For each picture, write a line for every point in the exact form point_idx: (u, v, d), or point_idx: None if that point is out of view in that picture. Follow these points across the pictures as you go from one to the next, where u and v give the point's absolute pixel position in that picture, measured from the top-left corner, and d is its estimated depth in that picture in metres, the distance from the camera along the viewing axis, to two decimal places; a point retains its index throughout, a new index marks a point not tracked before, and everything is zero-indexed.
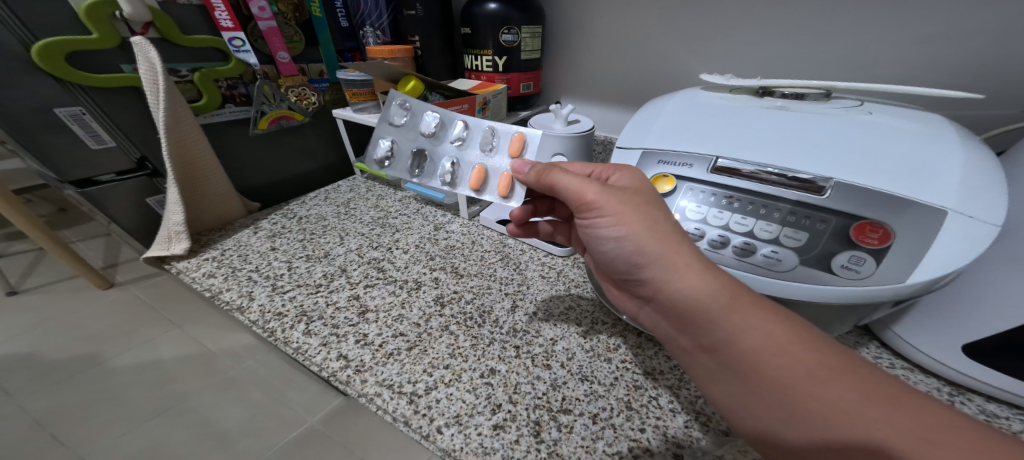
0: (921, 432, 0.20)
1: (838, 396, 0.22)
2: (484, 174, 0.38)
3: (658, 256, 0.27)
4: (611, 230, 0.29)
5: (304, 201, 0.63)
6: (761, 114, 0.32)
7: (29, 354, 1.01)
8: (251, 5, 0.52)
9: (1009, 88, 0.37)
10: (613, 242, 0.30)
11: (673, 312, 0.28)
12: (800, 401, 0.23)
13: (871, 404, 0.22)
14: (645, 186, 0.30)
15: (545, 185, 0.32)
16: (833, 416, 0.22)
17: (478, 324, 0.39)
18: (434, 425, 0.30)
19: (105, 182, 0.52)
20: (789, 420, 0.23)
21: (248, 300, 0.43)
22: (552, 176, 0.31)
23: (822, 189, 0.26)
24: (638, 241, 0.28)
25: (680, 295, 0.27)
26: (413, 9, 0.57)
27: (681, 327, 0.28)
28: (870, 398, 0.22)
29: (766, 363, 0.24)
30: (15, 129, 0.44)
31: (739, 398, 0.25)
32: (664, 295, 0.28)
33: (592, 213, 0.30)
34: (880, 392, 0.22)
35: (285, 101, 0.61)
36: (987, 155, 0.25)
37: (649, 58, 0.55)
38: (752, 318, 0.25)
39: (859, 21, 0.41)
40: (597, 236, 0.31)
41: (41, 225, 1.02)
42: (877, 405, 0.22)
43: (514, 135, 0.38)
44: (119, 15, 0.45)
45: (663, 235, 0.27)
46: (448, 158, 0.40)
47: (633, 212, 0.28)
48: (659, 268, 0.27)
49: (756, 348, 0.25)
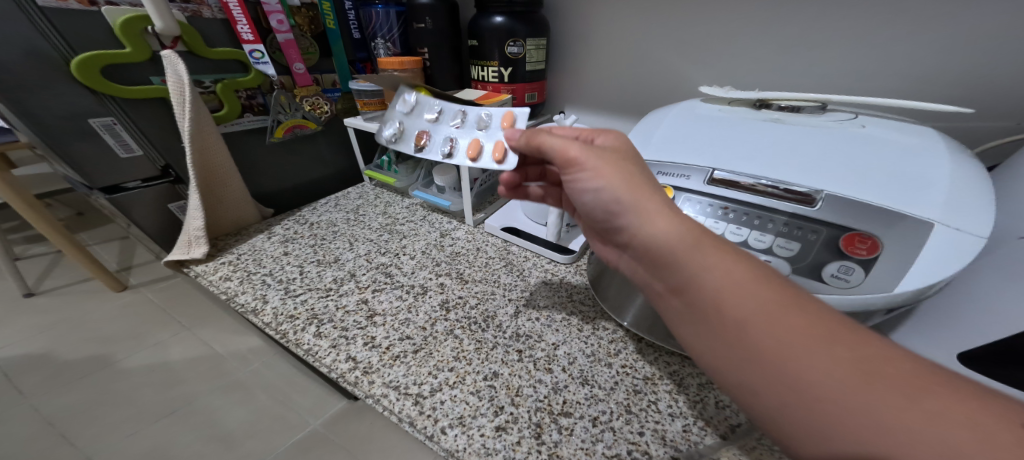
0: (879, 376, 0.19)
1: (801, 341, 0.21)
2: (480, 146, 0.39)
3: (629, 203, 0.27)
4: (588, 183, 0.30)
5: (315, 208, 0.65)
6: (755, 128, 0.33)
7: (43, 355, 1.04)
8: (270, 18, 0.54)
9: (1004, 100, 0.38)
10: (591, 194, 0.30)
11: (646, 258, 0.28)
12: (762, 344, 0.22)
13: (832, 346, 0.21)
14: (626, 147, 0.31)
15: (533, 147, 0.34)
16: (793, 359, 0.21)
17: (482, 329, 0.40)
18: (438, 426, 0.31)
19: (132, 188, 0.54)
20: (748, 362, 0.23)
21: (262, 303, 0.44)
22: (538, 138, 0.33)
23: (813, 201, 0.27)
24: (613, 191, 0.28)
25: (651, 239, 0.26)
26: (423, 22, 0.59)
27: (653, 272, 0.27)
28: (833, 340, 0.21)
29: (732, 303, 0.23)
30: (48, 137, 0.46)
31: (704, 339, 0.25)
32: (636, 243, 0.28)
33: (573, 170, 0.31)
34: (844, 337, 0.21)
35: (299, 111, 0.63)
36: (978, 171, 0.26)
37: (651, 70, 0.56)
38: (719, 261, 0.24)
39: (854, 34, 0.42)
40: (577, 189, 0.31)
41: (57, 227, 1.07)
42: (839, 348, 0.21)
43: (505, 112, 0.40)
44: (150, 30, 0.47)
45: (637, 186, 0.27)
46: (447, 136, 0.42)
47: (610, 165, 0.29)
48: (632, 215, 0.27)
49: (721, 288, 0.24)
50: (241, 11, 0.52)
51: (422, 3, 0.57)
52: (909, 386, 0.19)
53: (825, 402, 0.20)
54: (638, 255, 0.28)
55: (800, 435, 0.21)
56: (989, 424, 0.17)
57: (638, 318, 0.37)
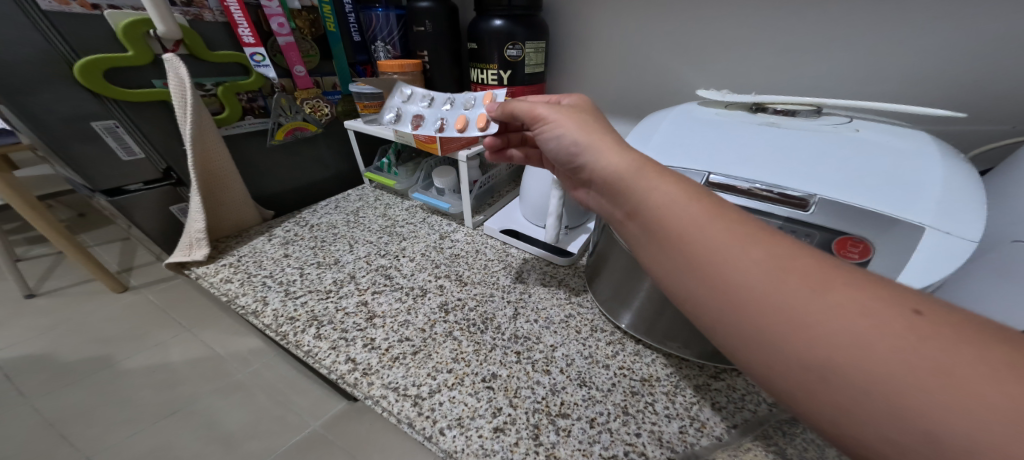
0: (797, 274, 0.18)
1: (724, 246, 0.20)
2: (467, 120, 0.43)
3: (584, 143, 0.28)
4: (550, 131, 0.31)
5: (316, 210, 0.66)
6: (751, 132, 0.34)
7: (44, 356, 1.04)
8: (271, 22, 0.55)
9: (998, 103, 0.38)
10: (554, 141, 0.31)
11: (600, 189, 0.28)
12: (689, 252, 0.21)
13: (756, 248, 0.19)
14: (586, 106, 0.33)
15: (506, 114, 0.36)
16: (715, 262, 0.20)
17: (480, 331, 0.41)
18: (436, 427, 0.32)
19: (134, 191, 0.55)
20: (684, 274, 0.21)
21: (263, 305, 0.45)
22: (510, 105, 0.35)
23: (807, 206, 0.27)
24: (571, 136, 0.29)
25: (600, 172, 0.27)
26: (423, 26, 0.59)
27: (614, 207, 0.26)
28: (757, 242, 0.19)
29: (677, 219, 0.21)
30: (50, 139, 0.46)
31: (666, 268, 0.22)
32: (592, 179, 0.28)
33: (540, 127, 0.32)
34: (795, 251, 0.19)
35: (299, 113, 0.64)
36: (970, 174, 0.27)
37: (649, 72, 0.56)
38: (655, 178, 0.23)
39: (851, 38, 0.42)
40: (544, 141, 0.33)
41: (58, 228, 1.08)
42: (789, 261, 0.19)
43: (486, 94, 0.44)
44: (152, 33, 0.48)
45: (594, 129, 0.29)
46: (439, 115, 0.46)
47: (568, 114, 0.30)
48: (588, 153, 0.28)
49: (653, 202, 0.23)
50: (242, 14, 0.52)
51: (422, 6, 0.58)
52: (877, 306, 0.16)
53: (743, 303, 0.19)
54: (596, 191, 0.29)
55: (724, 340, 0.20)
56: (902, 317, 0.16)
57: (635, 320, 0.37)
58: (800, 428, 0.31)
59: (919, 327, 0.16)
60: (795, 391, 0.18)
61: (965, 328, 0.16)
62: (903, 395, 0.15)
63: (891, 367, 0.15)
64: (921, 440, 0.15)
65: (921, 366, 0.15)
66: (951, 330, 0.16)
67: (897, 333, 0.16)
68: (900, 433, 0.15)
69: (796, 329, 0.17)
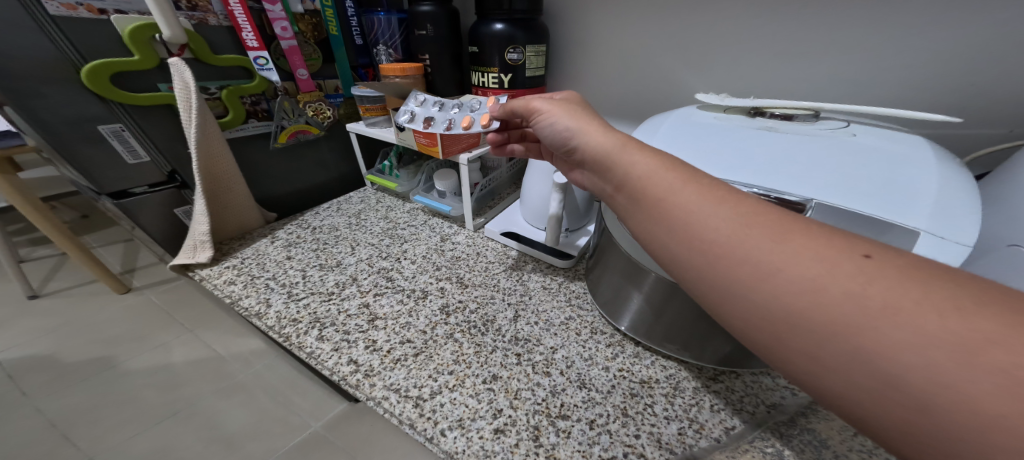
0: (766, 231, 0.19)
1: (696, 208, 0.21)
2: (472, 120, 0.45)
3: (572, 128, 0.29)
4: (544, 120, 0.32)
5: (318, 212, 0.66)
6: (748, 136, 0.34)
7: (47, 356, 1.05)
8: (274, 25, 0.55)
9: (995, 106, 0.38)
10: (547, 127, 0.32)
11: (589, 170, 0.29)
12: (665, 217, 0.22)
13: (724, 208, 0.20)
14: (576, 97, 0.34)
15: (506, 110, 0.37)
16: (696, 229, 0.20)
17: (481, 332, 0.41)
18: (438, 428, 0.32)
19: (138, 193, 0.55)
20: (673, 244, 0.22)
21: (265, 307, 0.45)
22: (509, 102, 0.37)
23: (805, 210, 0.28)
24: (562, 121, 0.30)
25: (588, 151, 0.28)
26: (424, 29, 0.60)
27: (604, 184, 0.27)
28: (724, 203, 0.20)
29: (655, 189, 0.22)
30: (57, 142, 0.47)
31: (655, 237, 0.23)
32: (582, 161, 0.29)
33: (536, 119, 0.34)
34: (769, 214, 0.20)
35: (302, 116, 0.64)
36: (965, 180, 0.27)
37: (649, 75, 0.57)
38: (635, 151, 0.25)
39: (849, 43, 0.42)
40: (538, 129, 0.33)
41: (62, 229, 1.08)
42: (765, 223, 0.19)
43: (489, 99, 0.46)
44: (157, 38, 0.48)
45: (582, 114, 0.30)
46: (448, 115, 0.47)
47: (559, 105, 0.32)
48: (578, 135, 0.29)
49: (633, 174, 0.24)
50: (246, 18, 0.53)
51: (424, 11, 0.58)
52: (844, 258, 0.17)
53: (727, 266, 0.19)
54: (587, 174, 0.30)
55: (700, 297, 0.21)
56: (853, 262, 0.17)
57: (635, 323, 0.37)
58: (798, 429, 0.31)
59: (868, 269, 0.17)
60: (764, 339, 0.19)
61: (914, 269, 0.17)
62: (855, 334, 0.16)
63: (845, 309, 0.16)
64: (874, 374, 0.16)
65: (869, 306, 0.16)
66: (898, 271, 0.16)
67: (849, 277, 0.17)
68: (855, 370, 0.16)
69: (759, 280, 0.18)
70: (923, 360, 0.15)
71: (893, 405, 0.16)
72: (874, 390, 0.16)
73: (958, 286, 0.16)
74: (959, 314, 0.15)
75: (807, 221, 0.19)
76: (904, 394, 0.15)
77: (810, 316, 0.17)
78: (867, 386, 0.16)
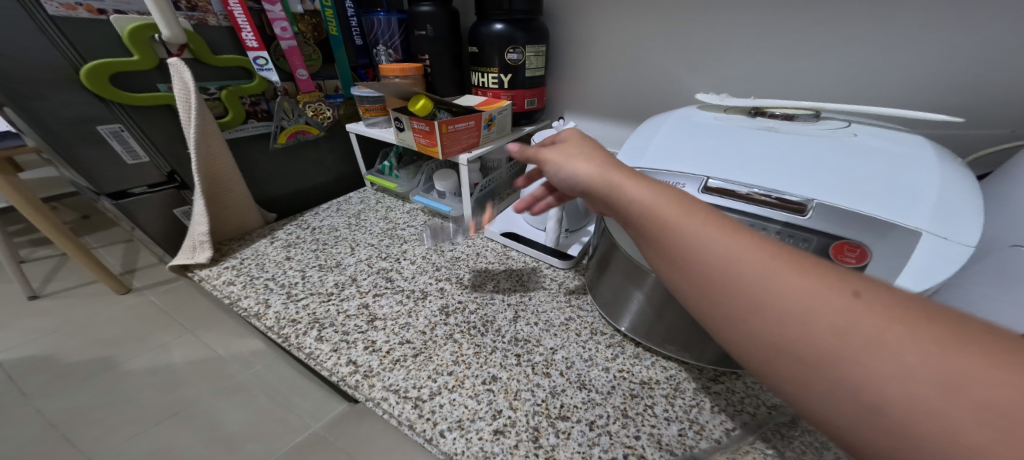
0: (763, 264, 0.18)
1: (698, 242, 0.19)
2: None
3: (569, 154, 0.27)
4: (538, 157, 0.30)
5: (317, 212, 0.66)
6: (749, 136, 0.34)
7: (47, 357, 1.05)
8: (274, 26, 0.55)
9: (996, 108, 0.38)
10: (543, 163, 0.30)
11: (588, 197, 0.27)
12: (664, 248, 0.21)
13: (725, 241, 0.19)
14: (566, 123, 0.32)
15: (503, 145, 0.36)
16: (692, 260, 0.20)
17: (481, 333, 0.41)
18: (437, 429, 0.32)
19: (138, 194, 0.55)
20: (670, 272, 0.21)
21: (265, 307, 0.45)
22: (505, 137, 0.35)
23: (805, 210, 0.28)
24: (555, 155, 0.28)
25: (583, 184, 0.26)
26: (424, 29, 0.60)
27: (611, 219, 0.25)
28: (723, 235, 0.19)
29: (655, 222, 0.21)
30: (57, 143, 0.47)
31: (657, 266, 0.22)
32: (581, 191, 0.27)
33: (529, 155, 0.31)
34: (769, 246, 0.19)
35: (302, 117, 0.64)
36: (967, 181, 0.27)
37: (649, 76, 0.57)
38: (634, 182, 0.23)
39: (849, 43, 0.42)
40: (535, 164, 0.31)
41: (62, 228, 1.08)
42: (765, 257, 0.18)
43: None
44: (157, 38, 0.48)
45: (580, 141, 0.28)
46: None
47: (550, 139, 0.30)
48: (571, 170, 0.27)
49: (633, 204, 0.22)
50: (246, 18, 0.53)
51: (423, 11, 0.58)
52: (841, 295, 0.16)
53: (720, 294, 0.19)
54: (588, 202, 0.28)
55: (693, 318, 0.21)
56: (849, 297, 0.16)
57: (635, 323, 0.37)
58: (799, 431, 0.31)
59: (863, 304, 0.16)
60: (755, 362, 0.18)
61: (915, 307, 0.16)
62: (841, 365, 0.15)
63: (832, 341, 0.16)
64: (862, 406, 0.15)
65: (858, 339, 0.15)
66: (891, 309, 0.16)
67: (842, 313, 0.16)
68: (845, 402, 0.15)
69: (755, 312, 0.18)
70: (909, 396, 0.14)
71: (885, 446, 0.15)
72: (864, 424, 0.15)
73: (960, 329, 0.15)
74: (958, 356, 0.14)
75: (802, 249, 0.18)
76: (894, 432, 0.15)
77: (805, 347, 0.16)
78: (855, 419, 0.15)
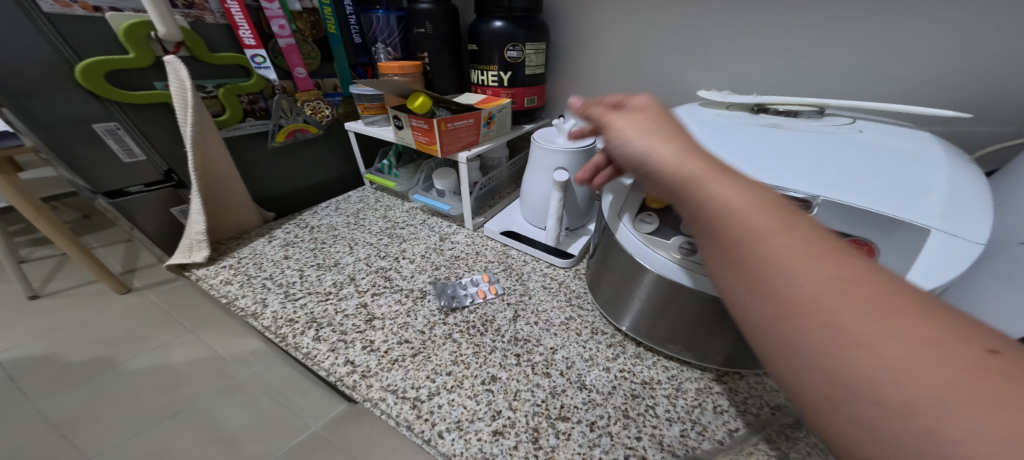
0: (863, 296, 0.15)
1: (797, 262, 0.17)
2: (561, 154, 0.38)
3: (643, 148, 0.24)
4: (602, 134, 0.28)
5: (316, 211, 0.66)
6: (752, 133, 0.33)
7: (47, 357, 1.04)
8: (272, 24, 0.55)
9: (1003, 104, 0.38)
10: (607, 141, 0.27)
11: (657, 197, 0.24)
12: (739, 258, 0.19)
13: (822, 263, 0.16)
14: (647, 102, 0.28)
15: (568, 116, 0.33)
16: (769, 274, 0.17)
17: (480, 333, 0.41)
18: (436, 430, 0.31)
19: (135, 193, 0.55)
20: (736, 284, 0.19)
21: (262, 307, 0.45)
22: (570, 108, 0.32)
23: (811, 207, 0.27)
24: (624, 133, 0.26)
25: (657, 182, 0.23)
26: (423, 27, 0.59)
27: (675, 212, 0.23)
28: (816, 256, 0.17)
29: (735, 223, 0.19)
30: (53, 141, 0.46)
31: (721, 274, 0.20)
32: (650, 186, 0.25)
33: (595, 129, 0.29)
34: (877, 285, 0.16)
35: (300, 115, 0.64)
36: (976, 177, 0.27)
37: (650, 74, 0.56)
38: (719, 182, 0.20)
39: (852, 39, 0.42)
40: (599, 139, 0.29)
41: (62, 229, 1.08)
42: (867, 290, 0.16)
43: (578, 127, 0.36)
44: (153, 36, 0.48)
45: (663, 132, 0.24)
46: None
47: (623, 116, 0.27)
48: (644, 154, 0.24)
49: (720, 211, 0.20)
50: (243, 16, 0.52)
51: (422, 8, 0.58)
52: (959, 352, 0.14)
53: (788, 313, 0.17)
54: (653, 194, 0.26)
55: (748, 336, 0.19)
56: (974, 357, 0.13)
57: (636, 323, 0.37)
58: (804, 431, 0.31)
59: (994, 368, 0.13)
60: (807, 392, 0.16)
61: None
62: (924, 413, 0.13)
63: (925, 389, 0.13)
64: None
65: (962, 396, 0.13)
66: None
67: (956, 371, 0.13)
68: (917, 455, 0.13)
69: (835, 344, 0.15)
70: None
71: None
72: None
73: None
74: None
75: (915, 291, 0.16)
76: None
77: (872, 386, 0.14)
78: None
